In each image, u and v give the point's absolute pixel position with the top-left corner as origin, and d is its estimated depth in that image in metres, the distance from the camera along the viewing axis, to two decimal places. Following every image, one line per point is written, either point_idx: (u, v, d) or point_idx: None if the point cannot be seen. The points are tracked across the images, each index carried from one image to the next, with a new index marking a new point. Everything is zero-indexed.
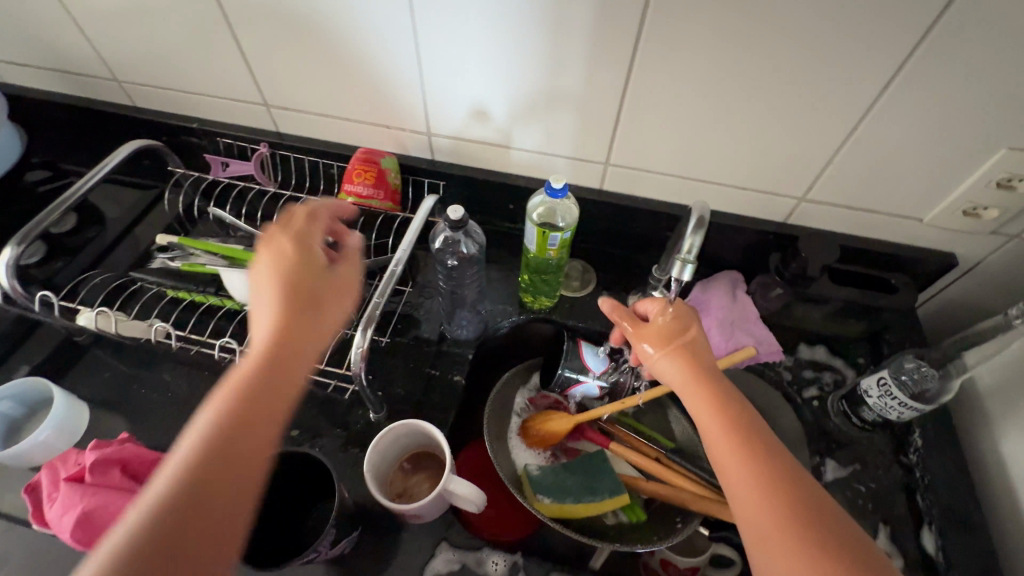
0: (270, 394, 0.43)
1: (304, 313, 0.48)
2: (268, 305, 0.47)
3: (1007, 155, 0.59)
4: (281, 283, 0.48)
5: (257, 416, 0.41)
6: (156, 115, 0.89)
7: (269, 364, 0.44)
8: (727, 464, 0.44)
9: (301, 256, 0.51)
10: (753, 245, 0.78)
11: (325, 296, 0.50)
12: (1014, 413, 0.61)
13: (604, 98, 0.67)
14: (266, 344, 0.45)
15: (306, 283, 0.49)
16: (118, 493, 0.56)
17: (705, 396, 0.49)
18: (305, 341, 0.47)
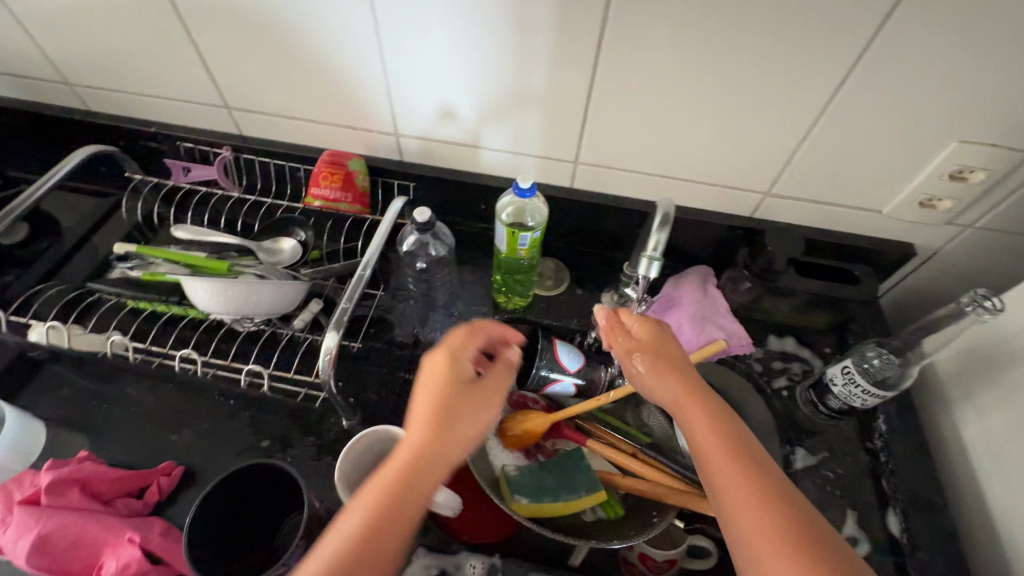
0: (405, 509, 0.44)
1: (445, 434, 0.47)
2: (418, 413, 0.49)
3: (958, 148, 0.62)
4: (433, 392, 0.50)
5: (390, 531, 0.43)
6: (111, 119, 0.86)
7: (406, 479, 0.45)
8: (721, 474, 0.47)
9: (459, 367, 0.52)
10: (722, 240, 0.79)
11: (472, 409, 0.50)
12: (971, 396, 0.63)
13: (572, 98, 0.67)
14: (406, 457, 0.46)
15: (455, 395, 0.50)
16: (77, 514, 0.54)
17: (699, 410, 0.52)
18: (449, 454, 0.47)
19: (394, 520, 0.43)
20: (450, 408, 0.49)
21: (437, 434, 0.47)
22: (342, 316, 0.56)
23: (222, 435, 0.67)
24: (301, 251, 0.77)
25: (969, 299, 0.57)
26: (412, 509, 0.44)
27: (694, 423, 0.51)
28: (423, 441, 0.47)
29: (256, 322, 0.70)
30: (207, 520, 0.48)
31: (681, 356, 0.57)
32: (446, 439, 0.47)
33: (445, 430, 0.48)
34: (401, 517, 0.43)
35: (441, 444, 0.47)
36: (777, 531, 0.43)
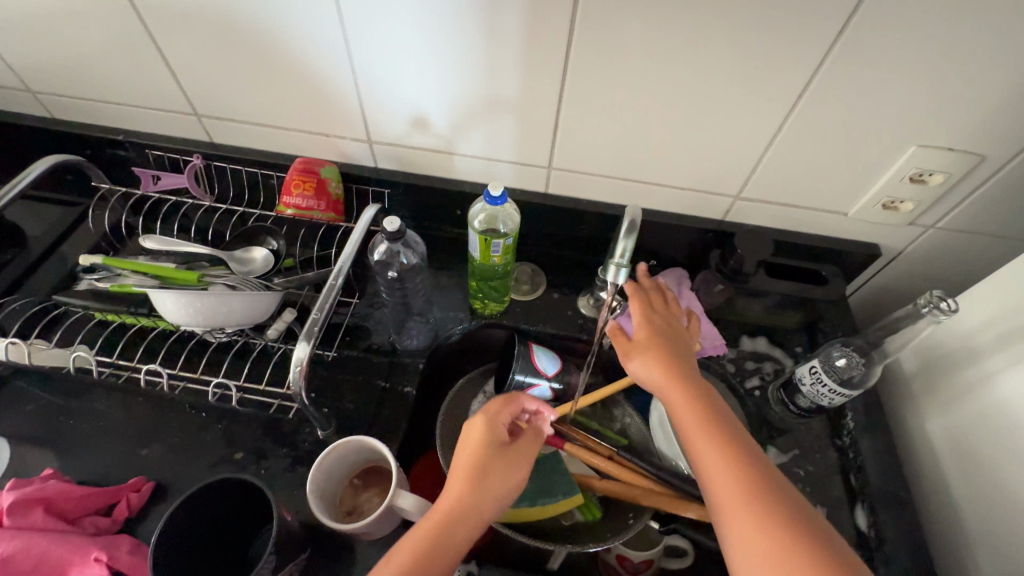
0: (441, 558, 0.48)
1: (480, 492, 0.51)
2: (456, 472, 0.53)
3: (916, 152, 0.64)
4: (472, 454, 0.54)
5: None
6: (77, 127, 0.84)
7: (441, 532, 0.49)
8: (705, 455, 0.50)
9: (495, 430, 0.56)
10: (694, 243, 0.81)
11: (507, 471, 0.54)
12: (932, 393, 0.65)
13: (544, 105, 0.68)
14: (443, 512, 0.50)
15: (492, 457, 0.54)
16: (42, 534, 0.53)
17: (688, 395, 0.55)
18: (485, 511, 0.51)
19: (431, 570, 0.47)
20: (487, 469, 0.53)
21: (474, 492, 0.51)
22: (313, 326, 0.55)
23: (193, 448, 0.66)
24: (274, 261, 0.76)
25: (927, 300, 0.59)
26: (448, 559, 0.48)
27: (682, 414, 0.54)
28: (462, 498, 0.51)
29: (227, 333, 0.69)
30: (174, 537, 0.48)
31: (678, 349, 0.60)
32: (483, 498, 0.51)
33: (482, 489, 0.51)
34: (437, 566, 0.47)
35: (479, 501, 0.51)
36: (754, 508, 0.46)
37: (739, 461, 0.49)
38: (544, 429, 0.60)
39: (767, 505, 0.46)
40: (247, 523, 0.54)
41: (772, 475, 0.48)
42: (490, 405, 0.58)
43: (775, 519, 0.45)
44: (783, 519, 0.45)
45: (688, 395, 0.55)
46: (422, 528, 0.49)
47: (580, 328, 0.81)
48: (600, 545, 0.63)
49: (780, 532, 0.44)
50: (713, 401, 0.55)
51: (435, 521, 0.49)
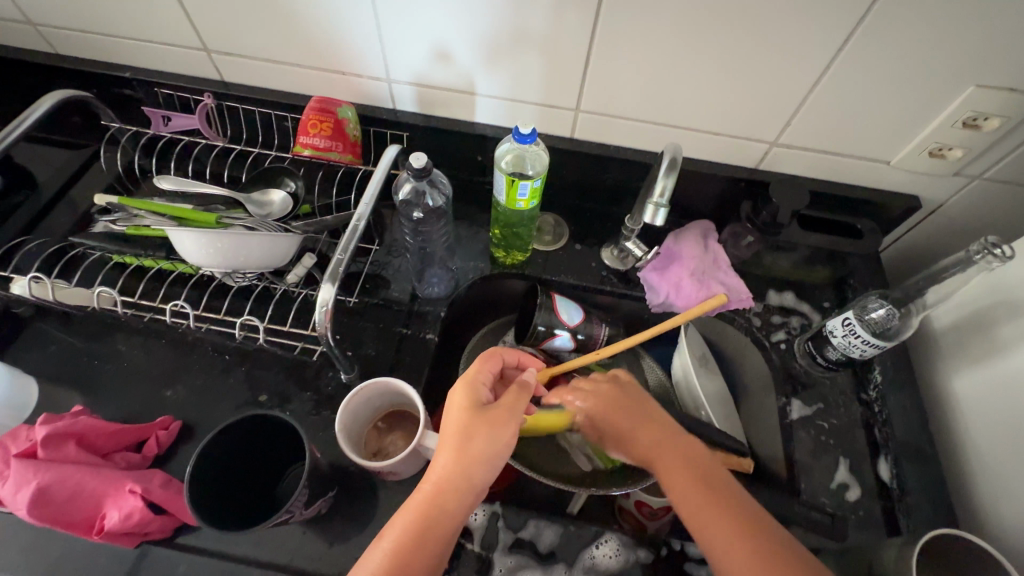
0: (440, 527, 0.48)
1: (467, 457, 0.50)
2: (445, 438, 0.52)
3: (974, 93, 0.59)
4: (457, 420, 0.53)
5: (426, 557, 0.46)
6: (81, 64, 0.80)
7: (437, 500, 0.49)
8: (693, 509, 0.49)
9: (475, 393, 0.55)
10: (724, 193, 0.78)
11: (496, 431, 0.52)
12: (966, 349, 0.63)
13: (573, 40, 0.63)
14: (436, 483, 0.49)
15: (478, 419, 0.52)
16: (75, 467, 0.54)
17: (677, 471, 0.52)
18: (475, 474, 0.50)
19: (429, 546, 0.47)
20: (473, 432, 0.51)
21: (458, 457, 0.50)
22: (338, 268, 0.53)
23: (218, 390, 0.66)
24: (292, 204, 0.73)
25: (979, 247, 0.56)
26: (446, 529, 0.48)
27: (662, 463, 0.53)
28: (452, 465, 0.49)
29: (248, 277, 0.68)
30: (210, 469, 0.48)
31: (639, 426, 0.57)
32: (472, 461, 0.50)
33: (471, 454, 0.50)
34: (436, 537, 0.47)
35: (469, 466, 0.50)
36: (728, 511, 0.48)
37: (724, 506, 0.48)
38: (529, 382, 0.57)
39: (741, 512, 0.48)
40: (280, 459, 0.55)
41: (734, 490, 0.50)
42: (469, 371, 0.58)
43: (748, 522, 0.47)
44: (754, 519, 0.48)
45: (674, 466, 0.52)
46: (417, 498, 0.49)
47: (602, 279, 0.79)
48: (622, 489, 0.63)
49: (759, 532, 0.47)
50: (702, 465, 0.52)
51: (428, 498, 0.49)
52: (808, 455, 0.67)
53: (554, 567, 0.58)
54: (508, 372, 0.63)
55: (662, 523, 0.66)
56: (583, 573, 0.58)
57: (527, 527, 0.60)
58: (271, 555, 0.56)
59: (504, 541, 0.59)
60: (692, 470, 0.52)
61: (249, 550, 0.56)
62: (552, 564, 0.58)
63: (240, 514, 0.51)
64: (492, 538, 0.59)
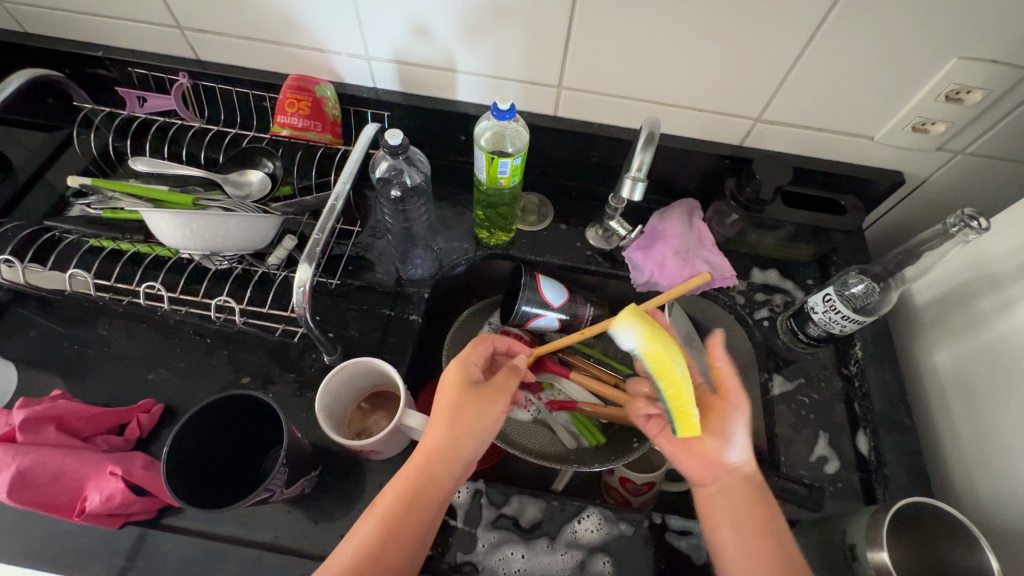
0: (425, 502, 0.49)
1: (458, 430, 0.50)
2: (435, 413, 0.52)
3: (957, 65, 0.59)
4: (447, 396, 0.53)
5: (413, 530, 0.47)
6: (52, 43, 0.78)
7: (427, 476, 0.49)
8: (742, 524, 0.49)
9: (466, 371, 0.55)
10: (709, 170, 0.77)
11: (483, 408, 0.52)
12: (946, 324, 0.64)
13: (553, 15, 0.62)
14: (429, 457, 0.50)
15: (467, 396, 0.52)
16: (56, 450, 0.54)
17: (742, 491, 0.51)
18: (464, 446, 0.50)
19: (415, 520, 0.48)
20: (462, 409, 0.51)
21: (449, 430, 0.50)
22: (315, 249, 0.52)
23: (201, 372, 0.66)
24: (271, 185, 0.73)
25: (956, 220, 0.56)
26: (431, 502, 0.49)
27: (733, 480, 0.51)
28: (441, 438, 0.50)
29: (227, 259, 0.67)
30: (187, 449, 0.48)
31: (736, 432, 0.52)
32: (460, 437, 0.50)
33: (459, 429, 0.50)
34: (421, 510, 0.48)
35: (457, 441, 0.50)
36: (769, 538, 0.48)
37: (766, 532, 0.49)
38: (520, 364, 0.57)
39: (779, 543, 0.48)
40: (261, 440, 0.55)
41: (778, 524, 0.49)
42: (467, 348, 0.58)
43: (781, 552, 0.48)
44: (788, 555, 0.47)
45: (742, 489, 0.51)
46: (410, 465, 0.50)
47: (588, 258, 0.79)
48: (602, 466, 0.65)
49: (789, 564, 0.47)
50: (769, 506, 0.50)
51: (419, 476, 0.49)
52: (789, 429, 0.68)
53: (537, 541, 0.59)
54: (498, 358, 0.63)
55: (646, 499, 0.67)
56: (565, 547, 0.58)
57: (510, 503, 0.60)
58: (255, 534, 0.56)
59: (487, 517, 0.59)
60: (760, 505, 0.50)
61: (233, 529, 0.56)
62: (535, 538, 0.59)
63: (220, 494, 0.52)
64: (474, 515, 0.60)
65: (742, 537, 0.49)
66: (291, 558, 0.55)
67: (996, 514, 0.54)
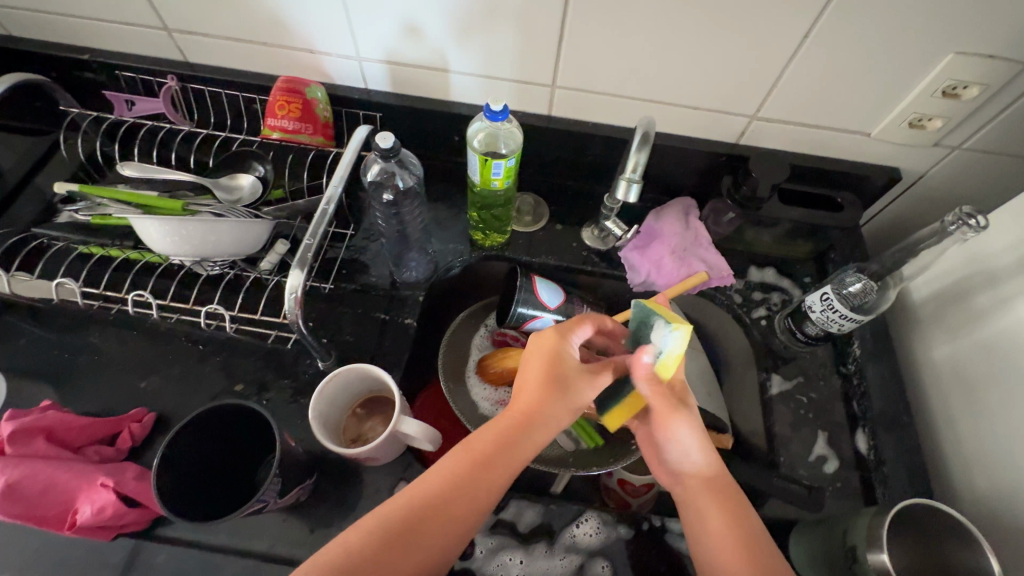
0: (493, 479, 0.46)
1: (556, 401, 0.50)
2: (529, 381, 0.51)
3: (953, 60, 0.58)
4: (545, 367, 0.51)
5: (436, 537, 0.43)
6: (37, 46, 0.77)
7: (500, 452, 0.48)
8: (714, 520, 0.49)
9: (568, 344, 0.53)
10: (705, 168, 0.76)
11: (580, 387, 0.52)
12: (944, 321, 0.63)
13: (546, 14, 0.61)
14: (513, 427, 0.49)
15: (568, 374, 0.51)
16: (46, 461, 0.53)
17: (708, 487, 0.51)
18: (558, 419, 0.50)
19: (441, 519, 0.44)
20: (562, 386, 0.51)
21: (548, 402, 0.50)
22: (306, 254, 0.51)
23: (194, 379, 0.65)
24: (262, 188, 0.72)
25: (954, 217, 0.56)
26: (494, 485, 0.46)
27: (697, 482, 0.52)
28: (538, 408, 0.50)
29: (218, 265, 0.67)
30: (178, 461, 0.48)
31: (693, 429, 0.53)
32: (555, 413, 0.49)
33: (554, 405, 0.50)
34: (463, 504, 0.45)
35: (548, 416, 0.49)
36: (745, 535, 0.48)
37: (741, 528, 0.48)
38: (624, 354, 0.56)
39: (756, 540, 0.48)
40: (252, 450, 0.54)
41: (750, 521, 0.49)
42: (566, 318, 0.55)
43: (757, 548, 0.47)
44: (765, 552, 0.47)
45: (705, 487, 0.51)
46: (468, 447, 0.48)
47: (584, 259, 0.79)
48: (603, 468, 0.66)
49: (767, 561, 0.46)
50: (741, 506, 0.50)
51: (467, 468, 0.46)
52: (788, 428, 0.68)
53: (535, 546, 0.58)
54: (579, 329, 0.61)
55: (644, 500, 0.68)
56: (564, 552, 0.58)
57: (508, 508, 0.60)
58: (251, 543, 0.55)
59: (485, 522, 0.59)
60: (730, 504, 0.50)
61: (228, 539, 0.55)
62: (534, 543, 0.58)
63: (212, 507, 0.51)
64: None
65: (714, 535, 0.49)
66: (289, 567, 0.54)
67: (996, 512, 0.53)
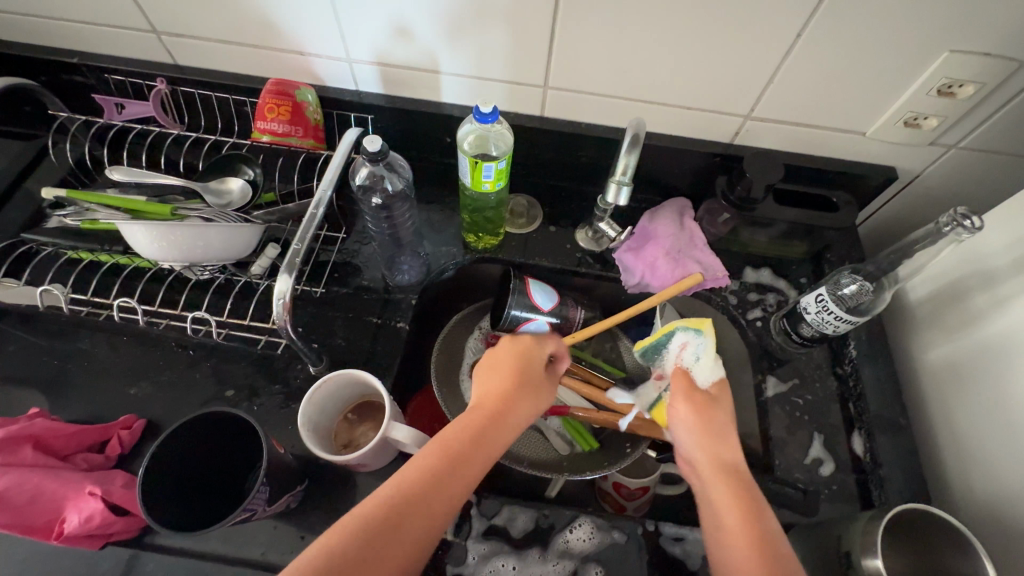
0: (471, 468, 0.46)
1: (522, 397, 0.53)
2: (497, 379, 0.55)
3: (948, 58, 0.57)
4: (513, 366, 0.56)
5: (427, 521, 0.42)
6: (26, 49, 0.76)
7: (478, 439, 0.48)
8: (724, 507, 0.47)
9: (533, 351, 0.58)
10: (699, 169, 0.76)
11: (540, 388, 0.56)
12: (941, 321, 0.63)
13: (536, 14, 0.61)
14: (485, 418, 0.50)
15: (533, 374, 0.56)
16: (33, 470, 0.53)
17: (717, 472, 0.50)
18: (523, 414, 0.53)
19: (434, 502, 0.43)
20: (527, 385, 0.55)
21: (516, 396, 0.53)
22: (295, 259, 0.51)
23: (184, 386, 0.65)
24: (252, 192, 0.71)
25: (949, 219, 0.55)
26: (476, 470, 0.47)
27: (707, 469, 0.51)
28: (508, 400, 0.52)
29: (208, 270, 0.66)
30: (164, 469, 0.47)
31: (710, 423, 0.54)
32: (522, 406, 0.53)
33: (521, 399, 0.53)
34: (450, 487, 0.45)
35: (516, 409, 0.52)
36: (753, 520, 0.45)
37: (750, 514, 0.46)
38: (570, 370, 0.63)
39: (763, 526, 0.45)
40: (241, 462, 0.54)
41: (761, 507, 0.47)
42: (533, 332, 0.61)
43: (767, 535, 0.45)
44: (775, 539, 0.44)
45: (716, 472, 0.50)
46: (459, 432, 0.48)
47: (578, 261, 0.78)
48: (597, 472, 0.65)
49: (776, 548, 0.44)
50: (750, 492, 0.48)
51: (446, 454, 0.46)
52: (784, 431, 0.67)
53: (529, 551, 0.58)
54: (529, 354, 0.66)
55: (639, 504, 0.66)
56: (557, 557, 0.57)
57: (501, 514, 0.59)
58: (241, 551, 0.55)
59: (478, 528, 0.59)
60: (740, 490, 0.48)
61: (218, 547, 0.55)
62: (527, 549, 0.58)
63: (194, 518, 0.50)
64: (465, 526, 0.59)
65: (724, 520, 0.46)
66: None
67: (992, 515, 0.53)
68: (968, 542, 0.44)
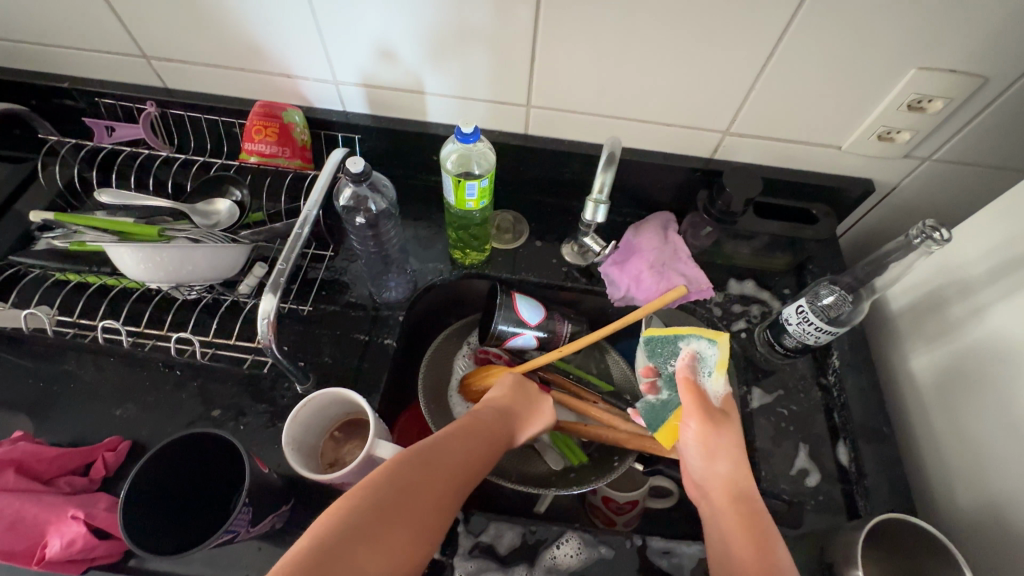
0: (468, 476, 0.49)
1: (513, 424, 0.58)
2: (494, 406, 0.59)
3: (916, 75, 0.59)
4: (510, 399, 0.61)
5: (432, 524, 0.44)
6: (18, 75, 0.77)
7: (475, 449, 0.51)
8: (728, 515, 0.50)
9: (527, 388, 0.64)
10: (682, 183, 0.77)
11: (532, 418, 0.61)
12: (921, 331, 0.64)
13: (517, 36, 0.62)
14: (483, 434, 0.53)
15: (524, 409, 0.61)
16: (16, 494, 0.53)
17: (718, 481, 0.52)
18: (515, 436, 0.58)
19: (436, 504, 0.45)
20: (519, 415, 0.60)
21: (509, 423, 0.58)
22: (279, 278, 0.51)
23: (169, 407, 0.65)
24: (239, 213, 0.72)
25: (918, 231, 0.56)
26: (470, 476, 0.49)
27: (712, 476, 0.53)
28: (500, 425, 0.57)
29: (195, 290, 0.67)
30: (145, 490, 0.48)
31: (714, 430, 0.54)
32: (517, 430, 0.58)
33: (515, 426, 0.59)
34: (450, 490, 0.47)
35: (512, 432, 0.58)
36: (754, 527, 0.48)
37: (751, 521, 0.48)
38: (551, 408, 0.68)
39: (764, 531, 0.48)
40: (219, 485, 0.53)
41: (759, 514, 0.49)
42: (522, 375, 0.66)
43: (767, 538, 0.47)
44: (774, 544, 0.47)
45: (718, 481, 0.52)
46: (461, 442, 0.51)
47: (564, 275, 0.79)
48: (584, 488, 0.64)
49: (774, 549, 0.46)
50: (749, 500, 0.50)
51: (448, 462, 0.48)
52: (770, 442, 0.67)
53: (516, 568, 0.58)
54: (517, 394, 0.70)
55: (630, 517, 0.67)
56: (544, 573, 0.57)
57: (488, 531, 0.59)
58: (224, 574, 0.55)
59: (465, 546, 0.58)
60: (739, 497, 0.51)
61: (201, 569, 0.55)
62: (514, 565, 0.58)
63: (169, 540, 0.49)
64: (451, 543, 0.59)
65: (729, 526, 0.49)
66: None
67: (976, 524, 0.53)
68: (909, 517, 0.46)
